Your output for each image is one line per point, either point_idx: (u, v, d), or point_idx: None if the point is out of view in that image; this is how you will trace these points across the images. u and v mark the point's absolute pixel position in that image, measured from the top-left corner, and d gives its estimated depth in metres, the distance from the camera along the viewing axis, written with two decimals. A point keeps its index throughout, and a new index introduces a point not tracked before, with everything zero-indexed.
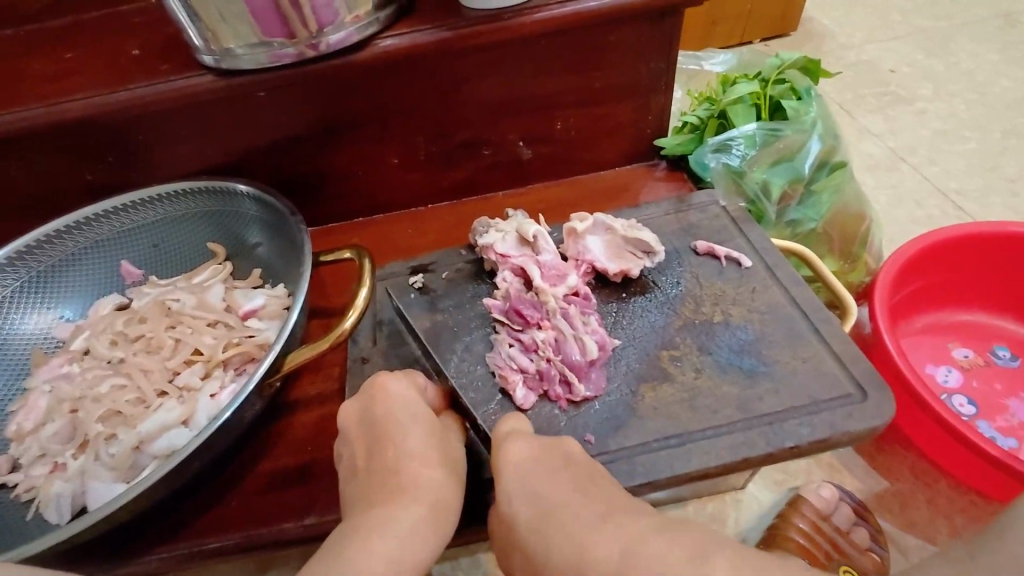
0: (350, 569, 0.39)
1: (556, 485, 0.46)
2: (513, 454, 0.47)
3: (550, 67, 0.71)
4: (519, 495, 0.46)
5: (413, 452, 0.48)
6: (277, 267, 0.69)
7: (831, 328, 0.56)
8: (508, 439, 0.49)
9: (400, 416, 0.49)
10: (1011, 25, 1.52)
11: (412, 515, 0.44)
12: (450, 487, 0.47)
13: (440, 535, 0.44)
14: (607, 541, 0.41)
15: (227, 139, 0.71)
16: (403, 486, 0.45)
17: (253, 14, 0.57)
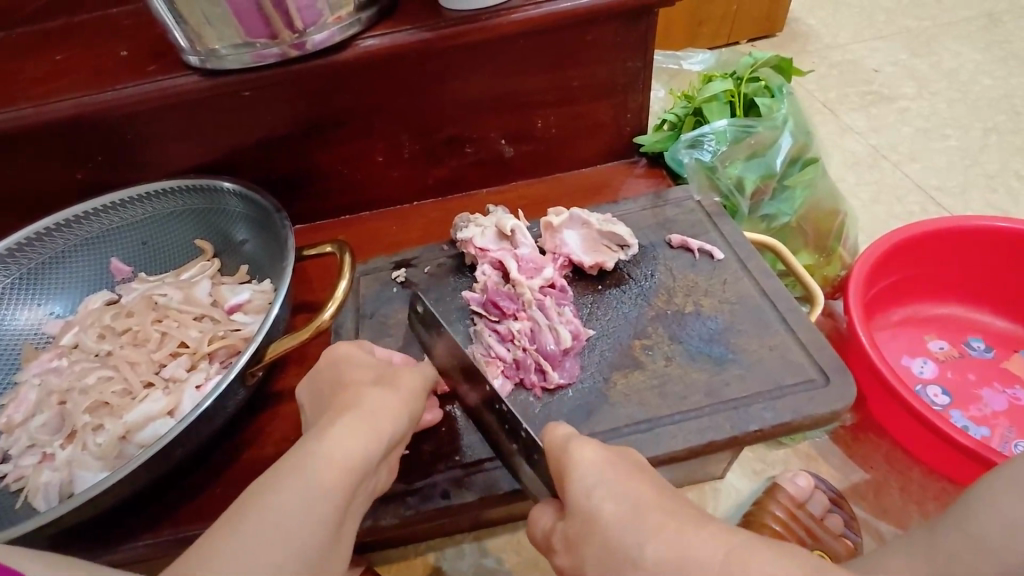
0: (265, 494, 0.38)
1: (634, 500, 0.38)
2: (584, 456, 0.40)
3: (529, 68, 0.73)
4: (604, 501, 0.39)
5: (351, 381, 0.48)
6: (263, 263, 0.71)
7: (797, 317, 0.58)
8: (571, 442, 0.41)
9: (344, 355, 0.51)
10: (993, 24, 1.55)
11: (344, 429, 0.42)
12: (390, 404, 0.45)
13: (376, 443, 0.43)
14: (705, 552, 0.35)
15: (215, 137, 0.73)
16: (337, 408, 0.45)
17: (235, 15, 0.59)
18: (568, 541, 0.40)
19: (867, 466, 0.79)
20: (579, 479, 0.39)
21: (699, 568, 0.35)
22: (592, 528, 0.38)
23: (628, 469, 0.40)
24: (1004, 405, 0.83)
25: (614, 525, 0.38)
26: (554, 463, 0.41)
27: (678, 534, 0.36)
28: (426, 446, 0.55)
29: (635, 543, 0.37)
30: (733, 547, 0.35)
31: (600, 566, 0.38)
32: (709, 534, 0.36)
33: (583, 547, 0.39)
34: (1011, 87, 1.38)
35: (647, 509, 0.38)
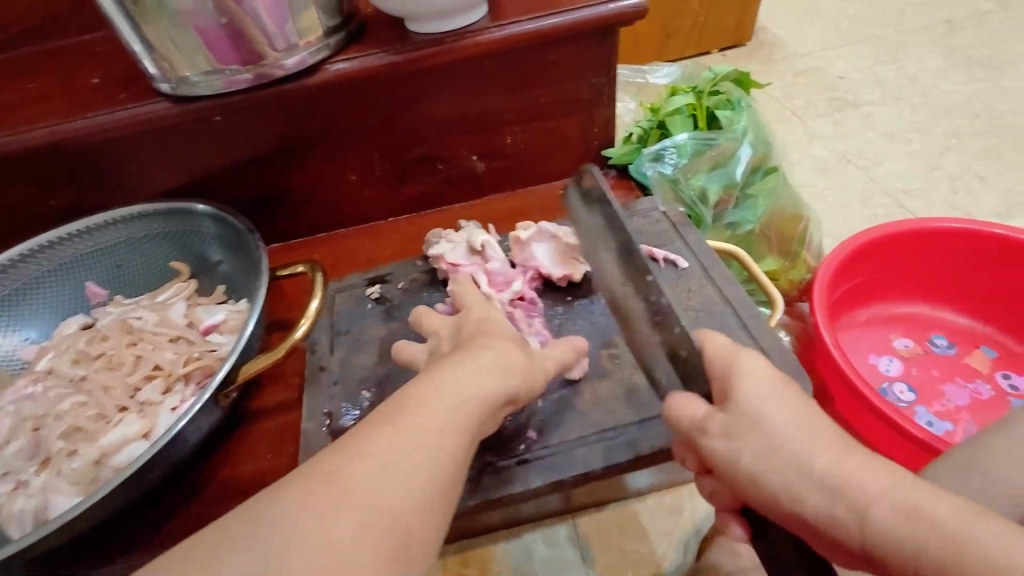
0: (301, 530, 0.34)
1: (823, 436, 0.40)
2: (757, 370, 0.43)
3: (497, 87, 0.75)
4: (781, 409, 0.41)
5: (448, 385, 0.43)
6: (238, 283, 0.72)
7: (757, 322, 0.60)
8: (752, 355, 0.44)
9: (455, 363, 0.44)
10: (952, 31, 1.60)
11: (392, 448, 0.38)
12: (429, 414, 0.41)
13: (456, 457, 0.40)
14: (816, 458, 0.39)
15: (188, 161, 0.73)
16: (390, 421, 0.40)
17: (207, 44, 0.60)
18: (726, 431, 0.42)
19: None
20: (754, 386, 0.42)
21: (903, 506, 0.35)
22: (756, 428, 0.41)
23: (764, 378, 0.44)
24: (967, 401, 0.86)
25: (801, 435, 0.40)
26: (719, 367, 0.44)
27: (789, 441, 0.40)
28: None
29: (841, 474, 0.38)
30: (844, 457, 0.38)
31: (762, 462, 0.40)
32: (883, 472, 0.37)
33: (748, 437, 0.41)
34: (970, 91, 1.43)
35: (759, 419, 0.41)
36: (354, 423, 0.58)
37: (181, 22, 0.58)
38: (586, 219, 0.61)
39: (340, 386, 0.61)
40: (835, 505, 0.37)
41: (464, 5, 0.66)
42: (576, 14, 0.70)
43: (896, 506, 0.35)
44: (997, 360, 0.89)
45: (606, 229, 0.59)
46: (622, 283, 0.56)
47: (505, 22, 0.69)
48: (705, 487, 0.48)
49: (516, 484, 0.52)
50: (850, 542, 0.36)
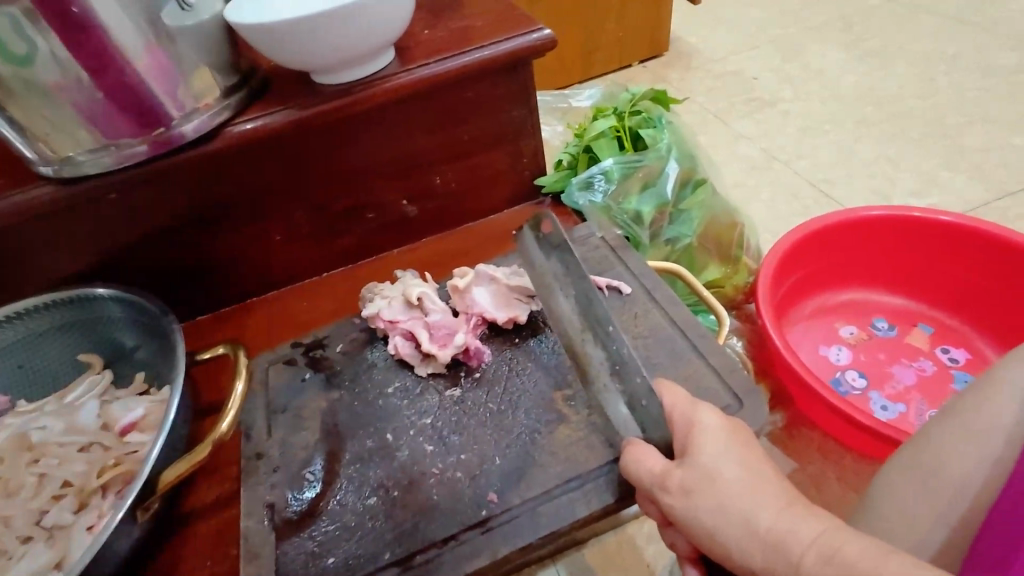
0: None
1: (770, 488, 0.41)
2: (708, 422, 0.45)
3: (416, 127, 0.72)
4: (728, 464, 0.43)
5: None
6: (158, 367, 0.65)
7: (706, 341, 0.60)
8: (698, 407, 0.47)
9: None
10: (847, 26, 1.71)
11: None
12: None
13: None
14: (761, 509, 0.40)
15: (87, 243, 0.67)
16: None
17: (87, 120, 0.55)
18: (684, 486, 0.43)
19: (805, 461, 0.82)
20: (708, 440, 0.44)
21: (828, 546, 0.37)
22: (713, 482, 0.42)
23: (725, 434, 0.45)
24: (914, 379, 0.89)
25: (749, 490, 0.41)
26: (682, 421, 0.47)
27: (733, 494, 0.41)
28: (343, 554, 0.49)
29: (780, 528, 0.39)
30: (786, 513, 0.39)
31: (716, 517, 0.41)
32: (820, 523, 0.38)
33: (701, 495, 0.42)
34: (872, 80, 1.52)
35: (714, 474, 0.42)
36: (299, 514, 0.52)
37: (53, 99, 0.54)
38: (546, 267, 0.57)
39: (280, 473, 0.55)
40: (760, 554, 0.39)
41: (366, 53, 0.63)
42: (486, 51, 0.69)
43: (820, 549, 0.37)
44: (934, 336, 0.93)
45: (562, 274, 0.56)
46: (579, 330, 0.54)
47: (415, 66, 0.67)
48: (666, 538, 0.49)
49: (482, 557, 0.48)
50: None
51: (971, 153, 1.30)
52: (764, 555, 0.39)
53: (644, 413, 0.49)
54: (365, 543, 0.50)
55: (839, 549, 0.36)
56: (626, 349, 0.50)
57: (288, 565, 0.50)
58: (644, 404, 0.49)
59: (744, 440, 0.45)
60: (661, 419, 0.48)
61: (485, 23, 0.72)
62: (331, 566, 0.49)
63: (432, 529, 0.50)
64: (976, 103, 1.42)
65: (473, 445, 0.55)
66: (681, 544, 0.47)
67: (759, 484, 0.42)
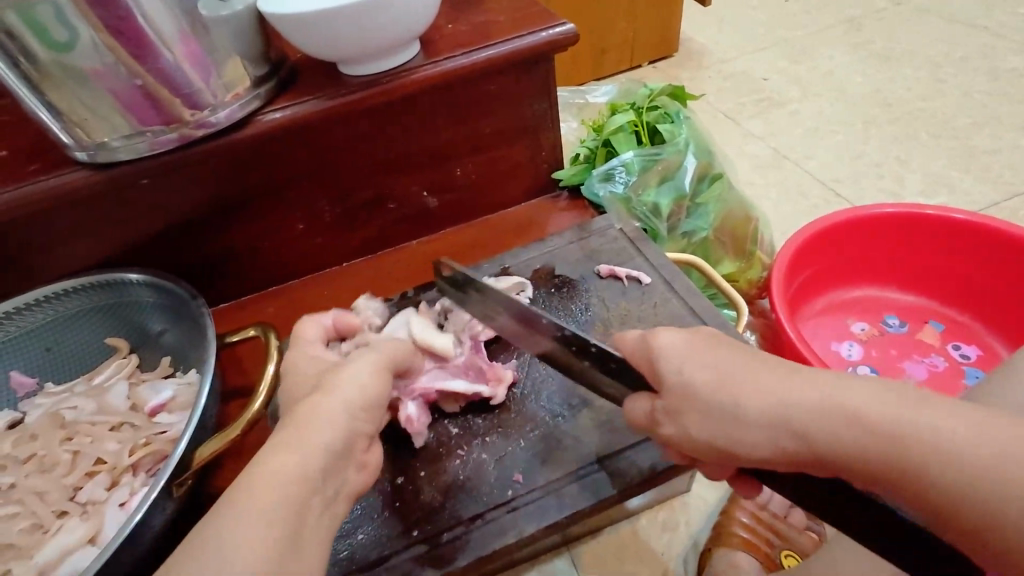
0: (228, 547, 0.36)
1: (757, 368, 0.41)
2: (682, 345, 0.43)
3: (439, 119, 0.74)
4: (720, 374, 0.41)
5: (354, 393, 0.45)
6: (186, 352, 0.67)
7: (725, 330, 0.61)
8: (664, 334, 0.44)
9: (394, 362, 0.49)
10: (856, 28, 1.72)
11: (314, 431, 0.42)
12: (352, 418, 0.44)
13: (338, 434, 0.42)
14: (775, 395, 0.39)
15: (117, 229, 0.68)
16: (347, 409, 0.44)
17: (125, 108, 0.57)
18: (680, 413, 0.42)
19: None
20: (669, 359, 0.43)
21: (836, 399, 0.38)
22: (713, 402, 0.41)
23: (707, 350, 0.43)
24: (925, 375, 0.90)
25: (754, 386, 0.40)
26: (666, 362, 0.43)
27: (739, 401, 0.40)
28: (372, 531, 0.51)
29: (804, 411, 0.38)
30: (795, 387, 0.39)
31: (733, 430, 0.40)
32: (823, 379, 0.39)
33: (686, 414, 0.42)
34: (881, 82, 1.53)
35: (713, 391, 0.41)
36: None
37: (92, 86, 0.54)
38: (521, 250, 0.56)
39: None
40: (782, 435, 0.39)
41: (392, 45, 0.64)
42: (509, 45, 0.70)
43: (845, 415, 0.37)
44: (945, 332, 0.94)
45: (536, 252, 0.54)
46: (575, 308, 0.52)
47: (440, 58, 0.68)
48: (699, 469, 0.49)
49: (509, 535, 0.50)
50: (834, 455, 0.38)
51: (979, 154, 1.31)
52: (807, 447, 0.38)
53: None
54: (393, 521, 0.51)
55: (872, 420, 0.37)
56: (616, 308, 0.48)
57: None
58: (614, 365, 0.48)
59: (717, 347, 0.43)
60: (628, 364, 0.47)
61: (508, 18, 0.73)
62: (361, 543, 0.50)
63: (459, 507, 0.51)
64: (983, 105, 1.42)
65: (498, 428, 0.56)
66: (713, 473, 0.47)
67: (762, 378, 0.41)
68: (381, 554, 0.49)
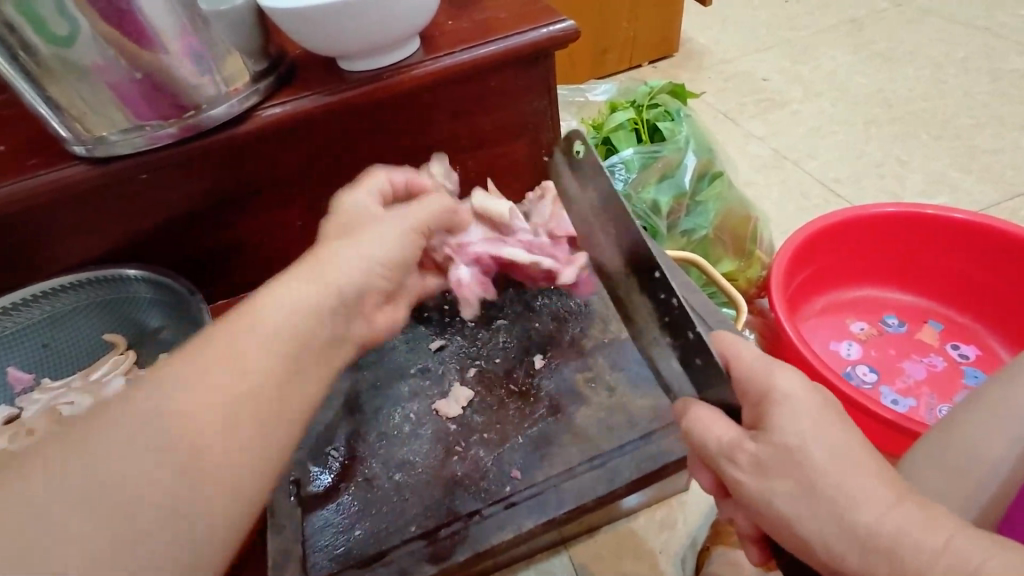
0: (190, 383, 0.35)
1: (864, 474, 0.39)
2: (791, 393, 0.41)
3: (439, 116, 0.74)
4: (816, 444, 0.39)
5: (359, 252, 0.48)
6: (184, 348, 0.67)
7: (725, 327, 0.61)
8: (777, 371, 0.42)
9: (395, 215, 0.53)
10: (857, 28, 1.72)
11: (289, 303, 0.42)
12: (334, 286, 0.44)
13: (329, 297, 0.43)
14: (864, 495, 0.38)
15: (116, 224, 0.68)
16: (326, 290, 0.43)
17: (124, 101, 0.56)
18: (757, 463, 0.41)
19: None
20: (788, 415, 0.40)
21: (948, 542, 0.36)
22: (795, 470, 0.39)
23: (818, 415, 0.41)
24: (924, 374, 0.90)
25: (839, 472, 0.39)
26: (759, 391, 0.42)
27: (819, 475, 0.39)
28: (369, 528, 0.51)
29: (877, 523, 0.37)
30: (880, 498, 0.38)
31: (798, 504, 0.39)
32: (912, 502, 0.37)
33: (779, 479, 0.40)
34: (882, 82, 1.53)
35: (796, 452, 0.40)
36: (324, 488, 0.53)
37: (92, 79, 0.54)
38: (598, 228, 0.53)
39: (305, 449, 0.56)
40: (873, 558, 0.37)
41: (393, 41, 0.64)
42: (511, 41, 0.70)
43: (939, 558, 0.35)
44: (944, 332, 0.94)
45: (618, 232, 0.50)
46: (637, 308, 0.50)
47: (441, 54, 0.68)
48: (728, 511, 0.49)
49: (507, 530, 0.50)
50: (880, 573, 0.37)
51: (980, 154, 1.31)
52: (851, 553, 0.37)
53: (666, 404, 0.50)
54: (391, 515, 0.51)
55: (928, 539, 0.36)
56: (676, 301, 0.45)
57: (317, 536, 0.51)
58: (699, 361, 0.45)
59: (831, 420, 0.41)
60: (727, 386, 0.44)
61: (509, 15, 0.73)
62: (358, 539, 0.50)
63: (456, 504, 0.51)
64: (984, 105, 1.43)
65: (496, 424, 0.56)
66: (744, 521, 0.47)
67: (844, 464, 0.39)
68: (379, 548, 0.49)
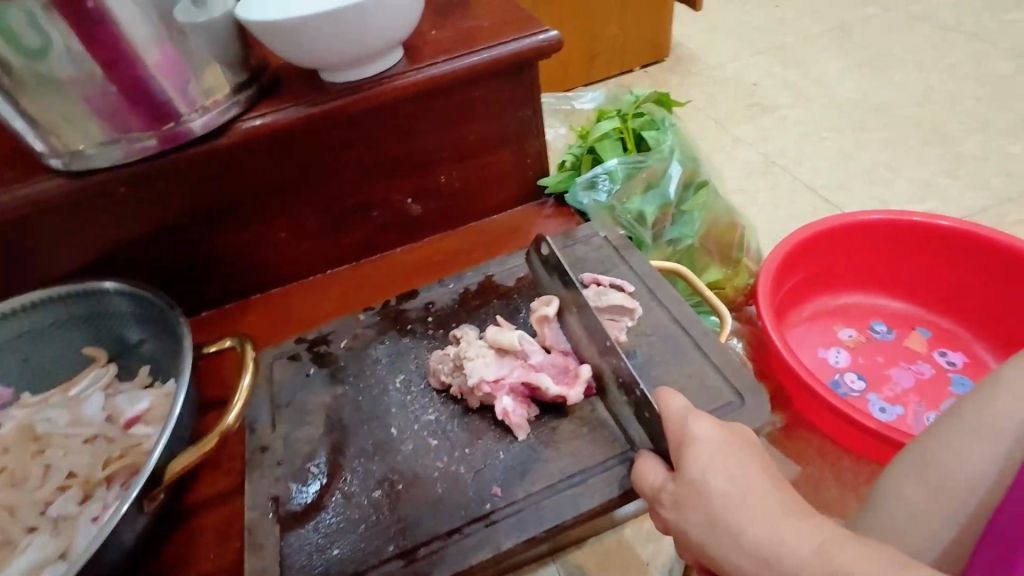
0: None
1: (767, 498, 0.42)
2: (702, 433, 0.45)
3: (422, 127, 0.73)
4: (718, 476, 0.43)
5: None
6: (163, 362, 0.66)
7: (708, 340, 0.60)
8: (689, 417, 0.46)
9: None
10: (846, 34, 1.73)
11: None
12: None
13: None
14: (763, 524, 0.40)
15: (95, 237, 0.67)
16: None
17: (99, 114, 0.56)
18: (677, 501, 0.44)
19: (803, 462, 0.83)
20: (697, 453, 0.44)
21: (827, 552, 0.38)
22: (703, 499, 0.43)
23: (722, 448, 0.44)
24: (912, 382, 0.90)
25: (738, 499, 0.42)
26: (676, 433, 0.46)
27: (722, 503, 0.42)
28: (347, 549, 0.50)
29: (773, 543, 0.39)
30: (778, 522, 0.40)
31: (708, 533, 0.42)
32: (810, 527, 0.39)
33: (691, 510, 0.43)
34: (871, 88, 1.54)
35: (701, 484, 0.43)
36: (303, 507, 0.53)
37: (68, 94, 0.54)
38: (552, 287, 0.63)
39: (284, 466, 0.56)
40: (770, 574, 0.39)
41: (374, 52, 0.64)
42: (493, 52, 0.70)
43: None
44: (932, 339, 0.94)
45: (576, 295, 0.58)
46: (597, 355, 0.56)
47: (422, 65, 0.68)
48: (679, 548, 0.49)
49: (486, 549, 0.49)
50: None
51: (968, 160, 1.32)
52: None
53: (647, 424, 0.50)
54: (369, 533, 0.51)
55: (827, 558, 0.37)
56: (625, 364, 0.51)
57: (293, 555, 0.50)
58: (648, 415, 0.49)
59: (736, 454, 0.44)
60: (660, 429, 0.48)
61: (492, 24, 0.73)
62: (335, 558, 0.49)
63: (436, 523, 0.51)
64: (972, 111, 1.43)
65: (477, 440, 0.55)
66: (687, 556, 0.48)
67: (748, 490, 0.42)
68: (355, 568, 0.49)
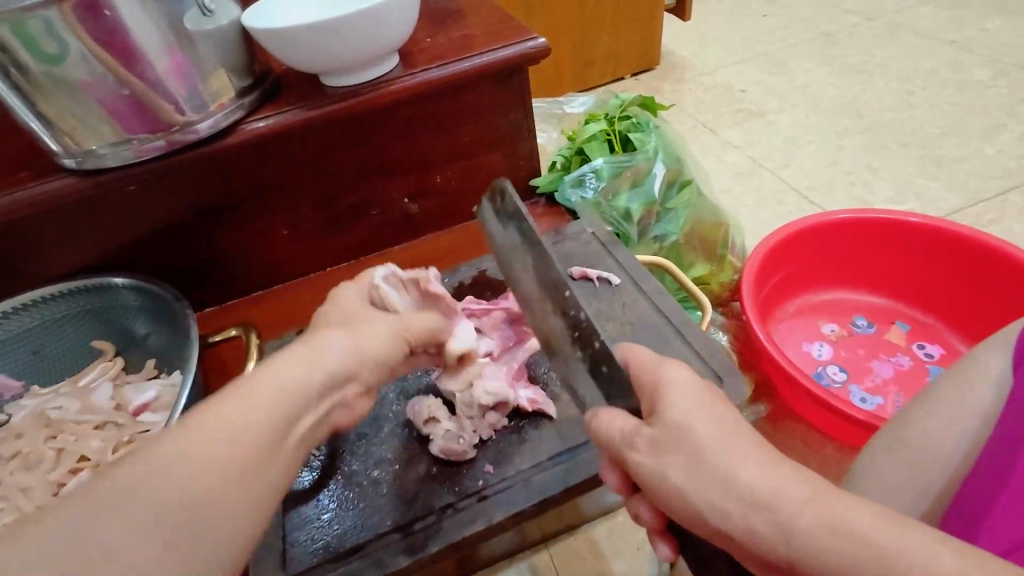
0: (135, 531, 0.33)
1: (751, 448, 0.38)
2: (678, 377, 0.42)
3: (418, 129, 0.77)
4: (699, 420, 0.39)
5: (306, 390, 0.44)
6: (170, 354, 0.69)
7: (689, 327, 0.64)
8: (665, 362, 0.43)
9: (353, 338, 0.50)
10: (830, 42, 1.78)
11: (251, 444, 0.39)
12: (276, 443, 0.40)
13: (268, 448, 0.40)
14: (752, 471, 0.36)
15: (105, 236, 0.71)
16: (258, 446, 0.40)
17: (112, 116, 0.59)
18: (654, 445, 0.40)
19: (788, 450, 0.86)
20: (678, 396, 0.40)
21: (819, 502, 0.34)
22: (686, 442, 0.39)
23: (697, 394, 0.41)
24: (891, 373, 0.93)
25: (720, 444, 0.38)
26: (648, 379, 0.43)
27: (709, 447, 0.38)
28: (347, 524, 0.53)
29: (765, 489, 0.35)
30: (768, 471, 0.36)
31: (690, 478, 0.38)
32: (798, 476, 0.35)
33: (670, 454, 0.39)
34: (854, 93, 1.59)
35: (682, 427, 0.39)
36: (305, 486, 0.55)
37: (83, 97, 0.57)
38: (504, 238, 0.59)
39: None
40: (759, 521, 0.35)
41: (373, 58, 0.67)
42: (484, 57, 0.73)
43: (828, 525, 0.32)
44: (911, 332, 0.97)
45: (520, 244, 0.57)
46: (539, 297, 0.54)
47: (417, 70, 0.71)
48: (632, 510, 0.46)
49: (479, 522, 0.52)
50: (777, 557, 0.34)
51: (947, 162, 1.36)
52: (759, 536, 0.35)
53: None
54: (368, 510, 0.53)
55: (826, 512, 0.33)
56: (584, 315, 0.49)
57: (297, 531, 0.53)
58: (608, 368, 0.47)
59: (713, 403, 0.41)
60: (625, 381, 0.45)
61: (483, 33, 0.77)
62: (335, 533, 0.52)
63: (431, 499, 0.53)
64: (950, 115, 1.48)
65: None
66: (649, 518, 0.44)
67: (729, 439, 0.38)
68: (356, 541, 0.51)
